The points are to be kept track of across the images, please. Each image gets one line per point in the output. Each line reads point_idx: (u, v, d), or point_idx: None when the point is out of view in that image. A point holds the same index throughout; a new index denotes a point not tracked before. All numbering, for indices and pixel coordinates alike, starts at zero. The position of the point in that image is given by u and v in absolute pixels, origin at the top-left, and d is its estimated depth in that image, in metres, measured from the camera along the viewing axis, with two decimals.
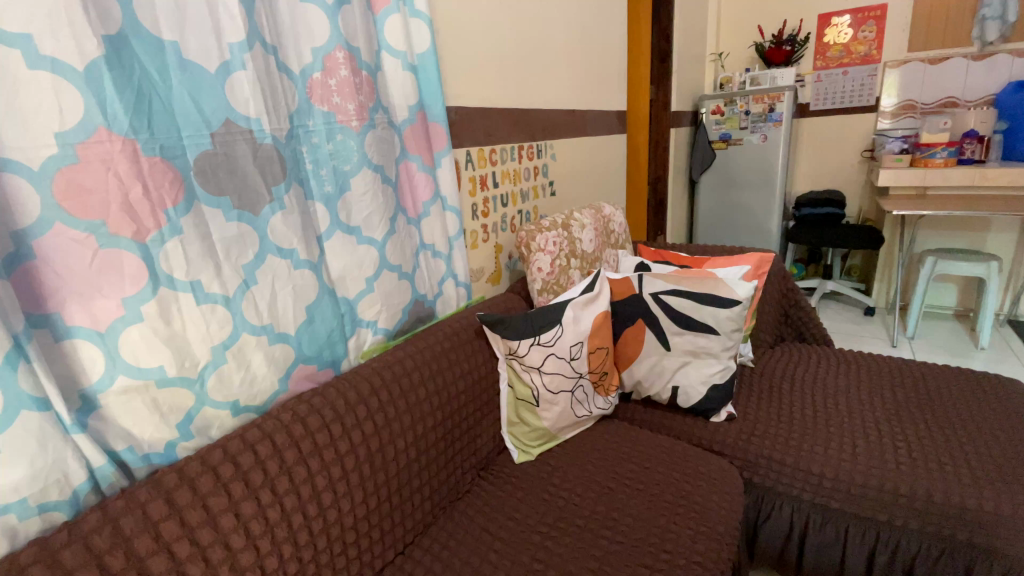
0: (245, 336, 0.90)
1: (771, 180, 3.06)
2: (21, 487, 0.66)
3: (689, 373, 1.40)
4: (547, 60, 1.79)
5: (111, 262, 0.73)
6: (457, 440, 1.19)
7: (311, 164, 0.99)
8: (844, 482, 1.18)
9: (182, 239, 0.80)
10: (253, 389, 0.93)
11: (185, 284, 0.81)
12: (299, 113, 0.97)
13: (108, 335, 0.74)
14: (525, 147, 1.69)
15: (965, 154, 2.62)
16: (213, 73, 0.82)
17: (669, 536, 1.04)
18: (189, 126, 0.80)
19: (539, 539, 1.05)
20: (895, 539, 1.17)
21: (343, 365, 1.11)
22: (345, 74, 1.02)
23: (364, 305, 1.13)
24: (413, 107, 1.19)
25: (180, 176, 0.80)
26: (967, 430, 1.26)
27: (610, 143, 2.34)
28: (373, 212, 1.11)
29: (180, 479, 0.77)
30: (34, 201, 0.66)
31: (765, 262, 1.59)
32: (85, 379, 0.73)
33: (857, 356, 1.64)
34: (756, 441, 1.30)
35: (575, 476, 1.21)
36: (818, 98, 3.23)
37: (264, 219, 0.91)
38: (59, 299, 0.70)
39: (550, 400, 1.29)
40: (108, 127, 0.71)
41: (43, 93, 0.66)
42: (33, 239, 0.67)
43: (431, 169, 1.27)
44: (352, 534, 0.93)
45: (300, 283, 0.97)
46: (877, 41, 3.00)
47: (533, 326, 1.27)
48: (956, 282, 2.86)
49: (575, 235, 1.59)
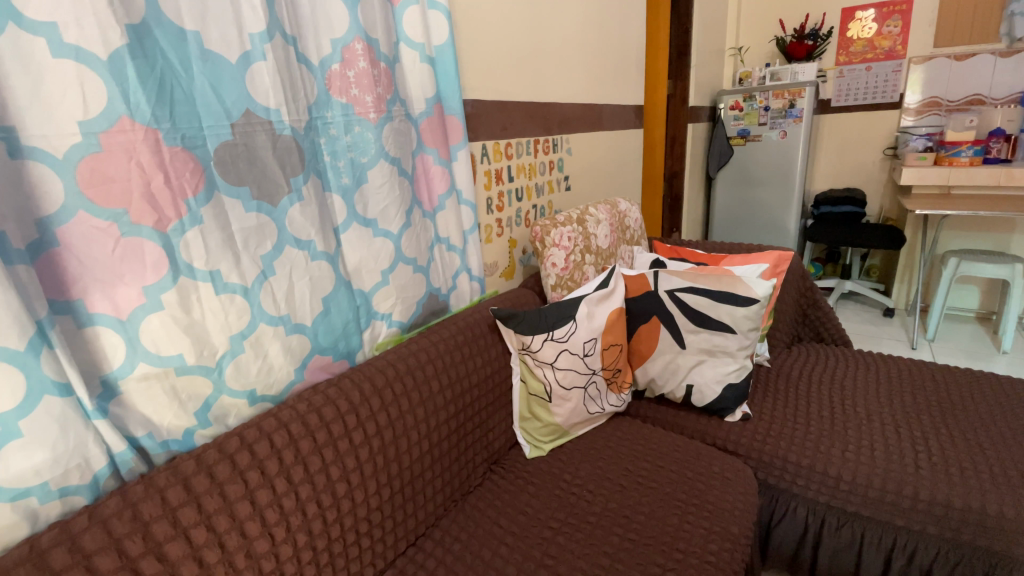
0: (263, 327, 0.90)
1: (789, 178, 3.01)
2: (43, 471, 0.67)
3: (704, 371, 1.38)
4: (563, 52, 1.76)
5: (132, 250, 0.74)
6: (470, 433, 1.19)
7: (329, 156, 0.99)
8: (862, 486, 1.16)
9: (202, 228, 0.80)
10: (271, 379, 0.93)
11: (205, 274, 0.81)
12: (318, 105, 0.97)
13: (129, 322, 0.75)
14: (541, 141, 1.68)
15: (992, 153, 2.57)
16: (233, 63, 0.82)
17: (681, 536, 1.03)
18: (209, 117, 0.81)
19: (551, 534, 1.05)
20: (913, 544, 1.15)
21: (359, 356, 1.11)
22: (364, 66, 1.02)
23: (380, 297, 1.13)
24: (430, 99, 1.19)
25: (200, 165, 0.80)
26: (990, 436, 1.23)
27: (626, 138, 2.32)
28: (390, 204, 1.11)
29: (197, 466, 0.78)
30: (58, 188, 0.67)
31: (784, 261, 1.56)
32: (106, 366, 0.74)
33: (875, 358, 1.61)
34: (771, 441, 1.28)
35: (588, 473, 1.21)
36: (840, 94, 3.16)
37: (282, 210, 0.91)
38: (82, 286, 0.70)
39: (562, 396, 1.28)
40: (130, 116, 0.72)
41: (68, 82, 0.66)
42: (57, 226, 0.68)
43: (447, 162, 1.26)
44: (365, 525, 0.94)
45: (317, 275, 0.98)
46: (902, 36, 2.93)
47: (547, 322, 1.27)
48: (980, 284, 2.79)
49: (590, 230, 1.57)
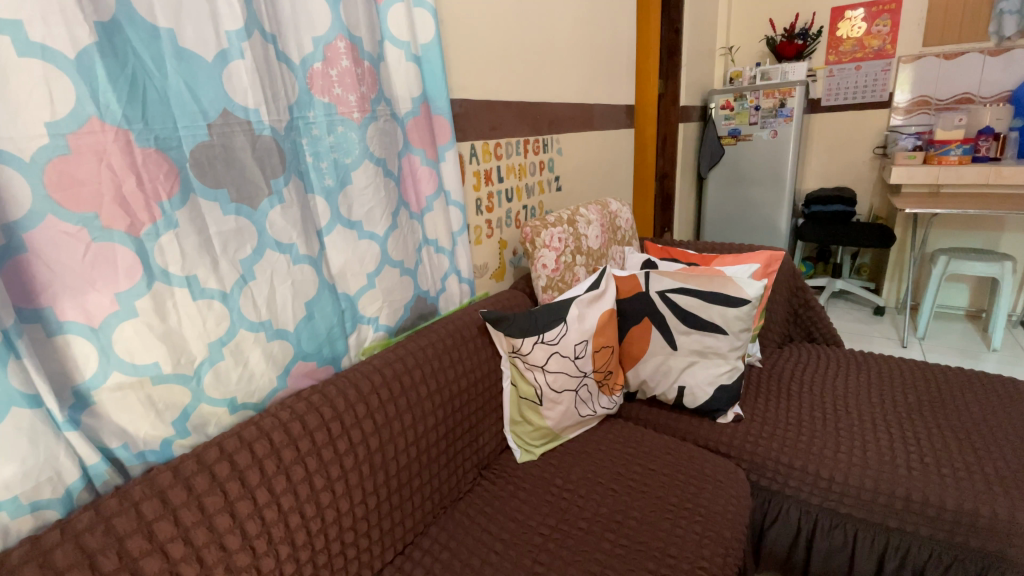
0: (243, 333, 0.88)
1: (780, 177, 3.01)
2: (12, 486, 0.65)
3: (696, 372, 1.38)
4: (553, 51, 1.75)
5: (104, 256, 0.71)
6: (459, 439, 1.17)
7: (311, 156, 0.97)
8: (854, 487, 1.15)
9: (177, 232, 0.78)
10: (251, 386, 0.91)
11: (181, 280, 0.79)
12: (300, 104, 0.95)
13: (101, 330, 0.72)
14: (531, 141, 1.66)
15: (981, 151, 2.58)
16: (209, 62, 0.80)
17: (674, 540, 1.01)
18: (185, 117, 0.78)
19: (541, 540, 1.03)
20: (906, 545, 1.14)
21: (344, 362, 1.09)
22: (347, 65, 1.00)
23: (366, 300, 1.11)
24: (417, 99, 1.17)
25: (175, 167, 0.77)
26: (981, 436, 1.23)
27: (618, 138, 2.31)
28: (375, 206, 1.09)
29: (175, 478, 0.76)
30: (25, 192, 0.64)
31: (774, 260, 1.56)
32: (78, 376, 0.71)
33: (866, 357, 1.60)
34: (763, 443, 1.27)
35: (579, 477, 1.19)
36: (830, 94, 3.18)
37: (262, 213, 0.89)
38: (52, 294, 0.68)
39: (553, 399, 1.27)
40: (100, 117, 0.69)
41: (34, 82, 0.64)
42: (25, 231, 0.65)
43: (434, 163, 1.24)
44: (351, 535, 0.92)
45: (299, 279, 0.95)
46: (891, 35, 2.94)
47: (537, 325, 1.25)
48: (969, 282, 2.81)
49: (580, 231, 1.56)
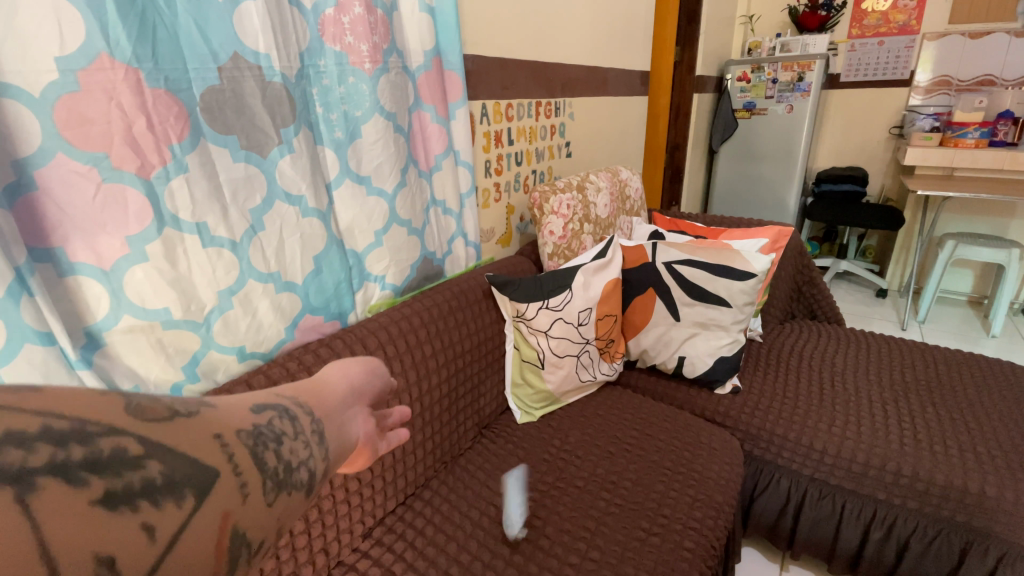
0: (252, 283, 0.88)
1: (793, 153, 2.96)
2: None
3: (697, 344, 1.39)
4: (569, 11, 1.69)
5: (114, 197, 0.71)
6: (462, 398, 1.19)
7: (321, 107, 0.96)
8: (845, 459, 1.18)
9: (188, 177, 0.78)
10: (260, 336, 0.92)
11: (191, 226, 0.79)
12: (311, 52, 0.93)
13: (113, 273, 0.72)
14: (542, 104, 1.63)
15: (998, 135, 2.53)
16: (220, 2, 0.77)
17: (667, 502, 1.05)
18: (194, 58, 0.76)
19: (539, 497, 1.06)
20: (892, 517, 1.17)
21: (351, 318, 1.10)
22: (360, 12, 0.96)
23: (374, 258, 1.11)
24: (430, 53, 1.14)
25: (185, 110, 0.76)
26: (974, 416, 1.25)
27: (631, 105, 2.26)
28: (385, 161, 1.07)
29: None
30: (35, 129, 0.63)
31: (783, 235, 1.55)
32: (90, 317, 0.72)
33: (866, 336, 1.61)
34: (759, 415, 1.29)
35: (577, 439, 1.22)
36: (850, 69, 3.08)
37: (272, 161, 0.88)
38: (62, 234, 0.67)
39: (555, 363, 1.28)
40: (110, 53, 0.68)
41: (43, 13, 0.62)
42: (34, 169, 0.64)
43: (445, 120, 1.22)
44: (355, 483, 0.95)
45: (308, 232, 0.95)
46: (917, 10, 2.84)
47: (543, 290, 1.26)
48: (974, 268, 2.80)
49: (589, 198, 1.55)
